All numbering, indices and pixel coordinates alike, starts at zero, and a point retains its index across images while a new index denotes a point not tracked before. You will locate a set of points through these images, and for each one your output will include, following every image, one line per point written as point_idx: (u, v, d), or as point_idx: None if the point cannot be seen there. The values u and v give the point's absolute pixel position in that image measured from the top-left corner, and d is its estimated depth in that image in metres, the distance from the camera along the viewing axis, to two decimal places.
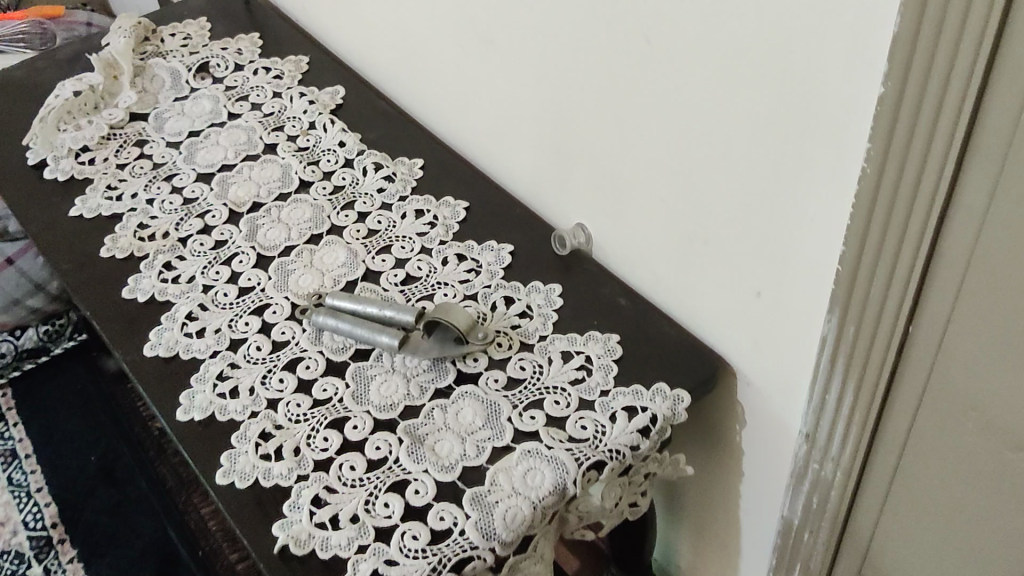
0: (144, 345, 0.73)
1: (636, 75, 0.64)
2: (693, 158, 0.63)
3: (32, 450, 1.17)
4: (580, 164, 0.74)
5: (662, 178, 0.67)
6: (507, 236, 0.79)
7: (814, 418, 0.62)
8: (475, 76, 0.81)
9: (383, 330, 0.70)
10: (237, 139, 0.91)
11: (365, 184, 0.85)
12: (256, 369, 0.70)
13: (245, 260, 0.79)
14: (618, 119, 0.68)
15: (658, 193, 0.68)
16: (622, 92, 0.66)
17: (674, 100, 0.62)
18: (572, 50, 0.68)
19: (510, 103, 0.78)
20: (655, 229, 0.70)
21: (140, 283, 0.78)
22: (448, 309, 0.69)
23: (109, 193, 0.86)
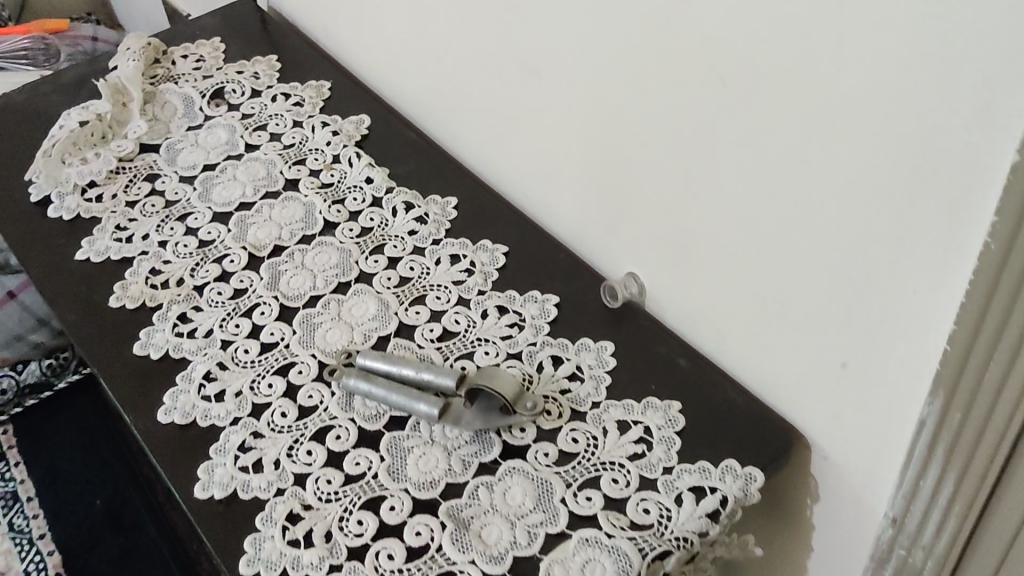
0: (158, 410, 0.67)
1: (708, 119, 0.58)
2: (774, 212, 0.57)
3: (35, 492, 1.10)
4: (635, 210, 0.68)
5: (733, 231, 0.60)
6: (552, 285, 0.73)
7: (905, 502, 0.56)
8: (517, 109, 0.75)
9: (422, 397, 0.63)
10: (256, 174, 0.85)
11: (395, 226, 0.78)
12: (281, 440, 0.64)
13: (267, 312, 0.72)
14: (684, 164, 0.62)
15: (727, 245, 0.62)
16: (691, 134, 0.60)
17: (754, 148, 0.56)
18: (634, 87, 0.62)
19: (557, 140, 0.72)
20: (720, 284, 0.64)
21: (154, 337, 0.71)
22: (494, 375, 0.63)
23: (119, 234, 0.80)
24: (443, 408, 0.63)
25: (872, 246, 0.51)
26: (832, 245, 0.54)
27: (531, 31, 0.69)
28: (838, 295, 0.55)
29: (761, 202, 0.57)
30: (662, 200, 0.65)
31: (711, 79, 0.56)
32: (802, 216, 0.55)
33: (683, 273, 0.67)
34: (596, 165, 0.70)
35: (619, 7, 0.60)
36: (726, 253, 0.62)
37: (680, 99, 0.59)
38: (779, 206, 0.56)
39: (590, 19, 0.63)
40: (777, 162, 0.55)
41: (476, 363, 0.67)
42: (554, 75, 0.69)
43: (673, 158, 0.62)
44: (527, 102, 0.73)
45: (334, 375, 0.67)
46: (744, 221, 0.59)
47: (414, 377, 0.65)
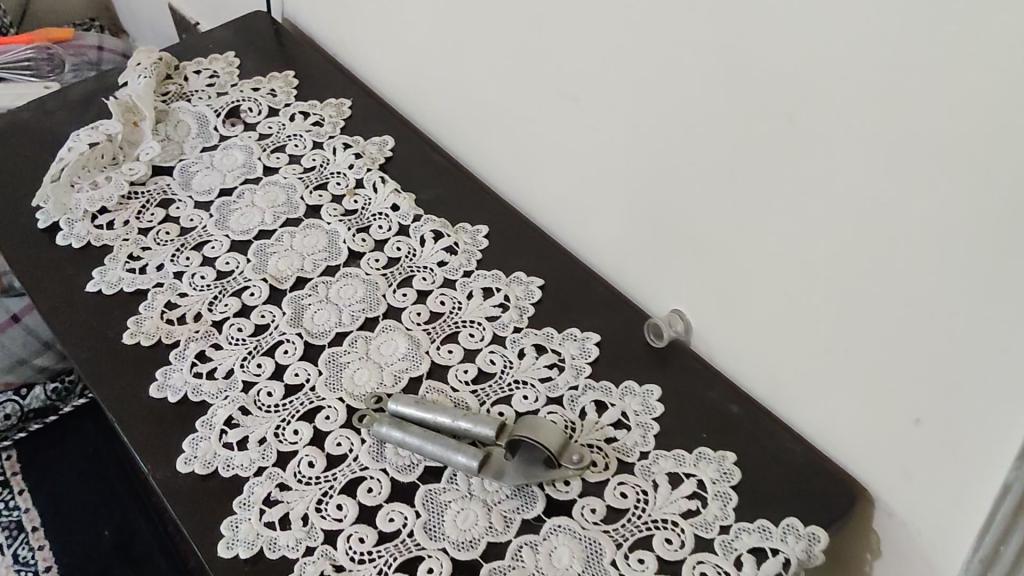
0: (177, 459, 0.63)
1: (764, 159, 0.54)
2: (838, 258, 0.53)
3: (40, 522, 1.05)
4: (676, 248, 0.64)
5: (790, 276, 0.56)
6: (591, 321, 0.69)
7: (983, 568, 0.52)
8: (548, 137, 0.70)
9: (460, 448, 0.59)
10: (275, 199, 0.81)
11: (424, 257, 0.74)
12: (309, 492, 0.60)
13: (291, 350, 0.68)
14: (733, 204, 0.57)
15: (781, 291, 0.57)
16: (744, 174, 0.55)
17: (818, 191, 0.52)
18: (678, 122, 0.58)
19: (592, 171, 0.68)
20: (772, 329, 0.60)
21: (170, 378, 0.67)
22: (537, 423, 0.59)
23: (132, 264, 0.76)
24: (483, 461, 0.58)
25: (955, 297, 0.48)
26: (908, 294, 0.50)
27: (564, 58, 0.65)
28: (913, 346, 0.51)
29: (823, 248, 0.53)
30: (707, 239, 0.61)
31: (769, 117, 0.52)
32: (872, 263, 0.51)
33: (731, 315, 0.62)
34: (634, 199, 0.65)
35: (664, 37, 0.56)
36: (781, 297, 0.58)
37: (732, 136, 0.55)
38: (845, 251, 0.52)
39: (632, 49, 0.58)
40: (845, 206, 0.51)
41: (514, 409, 0.63)
42: (589, 103, 0.64)
43: (721, 197, 0.58)
44: (559, 130, 0.69)
45: (364, 421, 0.63)
46: (803, 266, 0.55)
47: (451, 426, 0.61)
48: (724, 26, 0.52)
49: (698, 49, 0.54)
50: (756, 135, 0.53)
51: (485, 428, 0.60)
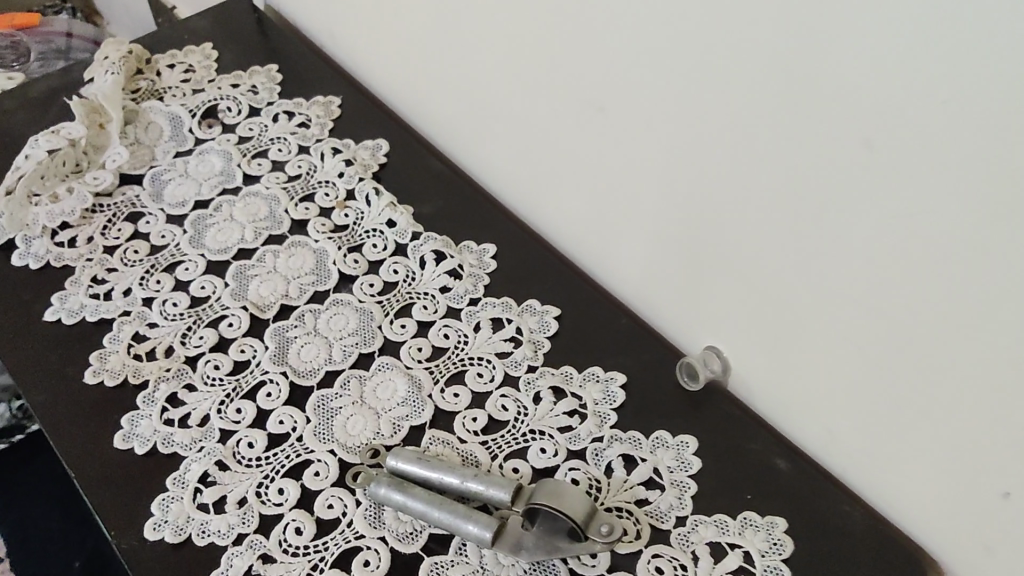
0: (144, 523, 0.55)
1: (829, 186, 0.46)
2: (915, 305, 0.45)
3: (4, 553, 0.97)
4: (713, 279, 0.56)
5: (851, 322, 0.49)
6: (613, 357, 0.61)
7: None
8: (564, 148, 0.62)
9: (471, 516, 0.51)
10: (256, 213, 0.73)
11: (424, 282, 0.66)
12: (296, 567, 0.52)
13: (275, 392, 0.60)
14: (785, 236, 0.50)
15: (840, 338, 0.50)
16: (801, 203, 0.48)
17: (894, 228, 0.44)
18: (722, 140, 0.50)
19: (615, 189, 0.60)
20: (826, 377, 0.52)
21: (137, 426, 0.59)
22: (559, 489, 0.51)
23: (95, 289, 0.68)
24: (497, 532, 0.51)
25: None
26: (1003, 354, 0.42)
27: (586, 60, 0.56)
28: (1006, 413, 0.43)
29: (897, 294, 0.45)
30: (752, 273, 0.53)
31: (838, 139, 0.44)
32: (959, 316, 0.43)
33: (776, 358, 0.55)
34: (664, 223, 0.57)
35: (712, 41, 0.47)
36: (839, 344, 0.50)
37: (789, 158, 0.47)
38: (922, 298, 0.44)
39: (671, 53, 0.50)
40: (928, 249, 0.43)
41: (531, 465, 0.55)
42: (615, 113, 0.56)
43: (773, 226, 0.50)
44: (578, 141, 0.61)
45: (359, 481, 0.56)
46: (870, 311, 0.47)
47: (460, 487, 0.53)
48: (788, 33, 0.44)
49: (752, 57, 0.46)
50: (818, 158, 0.45)
51: (499, 492, 0.52)
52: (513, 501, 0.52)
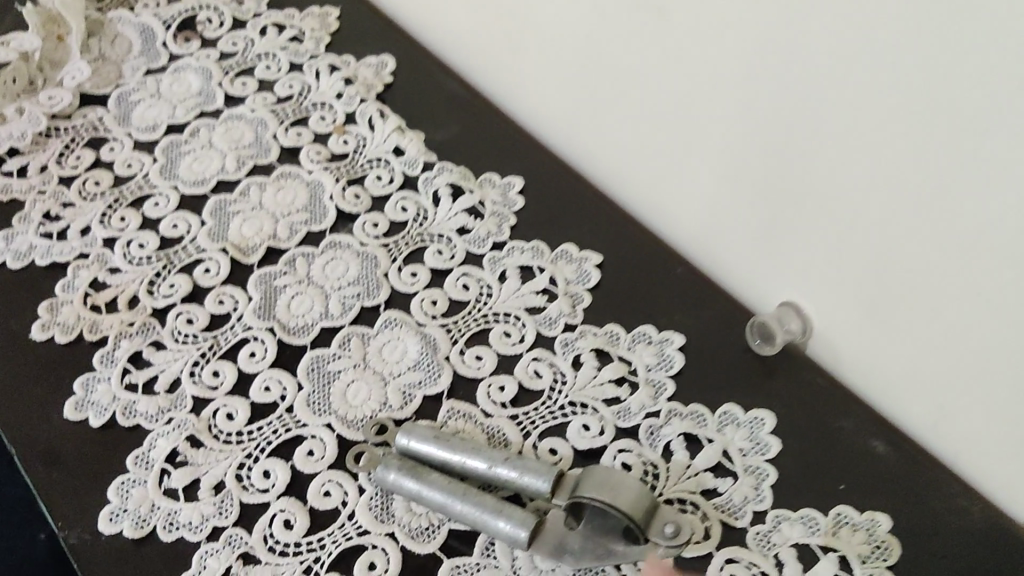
0: (98, 512, 0.45)
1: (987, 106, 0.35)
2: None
3: None
4: (803, 221, 0.45)
5: (994, 281, 0.38)
6: (666, 315, 0.51)
7: None
8: (613, 66, 0.51)
9: (502, 511, 0.41)
10: (240, 139, 0.62)
11: (438, 221, 0.56)
12: (285, 570, 0.43)
13: (259, 353, 0.50)
14: (912, 167, 0.39)
15: (972, 302, 0.40)
16: (938, 121, 0.37)
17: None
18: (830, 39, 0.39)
19: (675, 112, 0.49)
20: (949, 348, 0.42)
21: (93, 393, 0.49)
22: (610, 478, 0.40)
23: (47, 227, 0.57)
24: (535, 531, 0.41)
25: None
26: None
27: None
28: None
29: None
30: (858, 214, 0.42)
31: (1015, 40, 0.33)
32: None
33: (880, 321, 0.44)
34: (739, 153, 0.47)
35: None
36: (971, 308, 0.40)
37: (938, 64, 0.36)
38: None
39: None
40: None
41: (572, 446, 0.46)
42: (682, 12, 0.45)
43: (895, 154, 0.39)
44: (631, 54, 0.50)
45: (363, 465, 0.46)
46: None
47: (487, 474, 0.43)
48: None
49: None
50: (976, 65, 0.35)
51: (537, 480, 0.42)
52: (554, 492, 0.42)
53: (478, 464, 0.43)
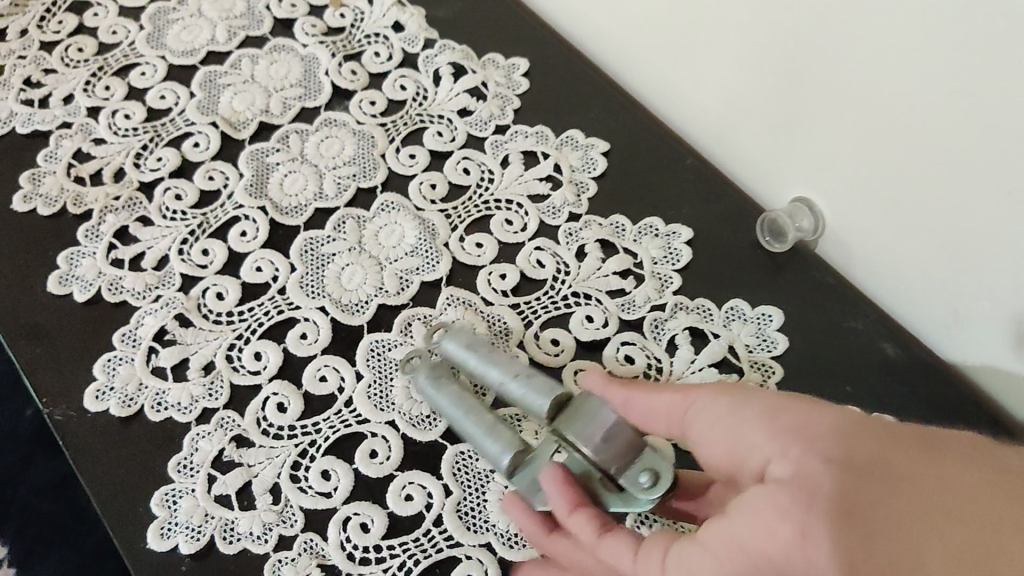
0: (85, 390, 0.43)
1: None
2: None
3: None
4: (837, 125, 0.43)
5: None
6: (673, 207, 0.50)
7: None
8: None
9: (491, 431, 0.37)
10: (231, 8, 0.59)
11: (438, 101, 0.54)
12: (281, 452, 0.42)
13: (251, 232, 0.48)
14: (951, 78, 0.37)
15: (1013, 231, 0.38)
16: (979, 24, 0.35)
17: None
18: None
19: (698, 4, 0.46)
20: (987, 276, 0.40)
21: (77, 267, 0.47)
22: (603, 426, 0.32)
23: (27, 94, 0.54)
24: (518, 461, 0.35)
25: None
26: None
27: None
28: None
29: None
30: (893, 120, 0.40)
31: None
32: None
33: (911, 239, 0.42)
34: (767, 48, 0.44)
35: None
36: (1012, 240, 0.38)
37: None
38: None
39: None
40: None
41: (574, 337, 0.45)
42: None
43: (937, 62, 0.37)
44: None
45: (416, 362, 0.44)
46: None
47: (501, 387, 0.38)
48: None
49: None
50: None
51: (536, 397, 0.36)
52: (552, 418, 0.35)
53: (493, 373, 0.39)
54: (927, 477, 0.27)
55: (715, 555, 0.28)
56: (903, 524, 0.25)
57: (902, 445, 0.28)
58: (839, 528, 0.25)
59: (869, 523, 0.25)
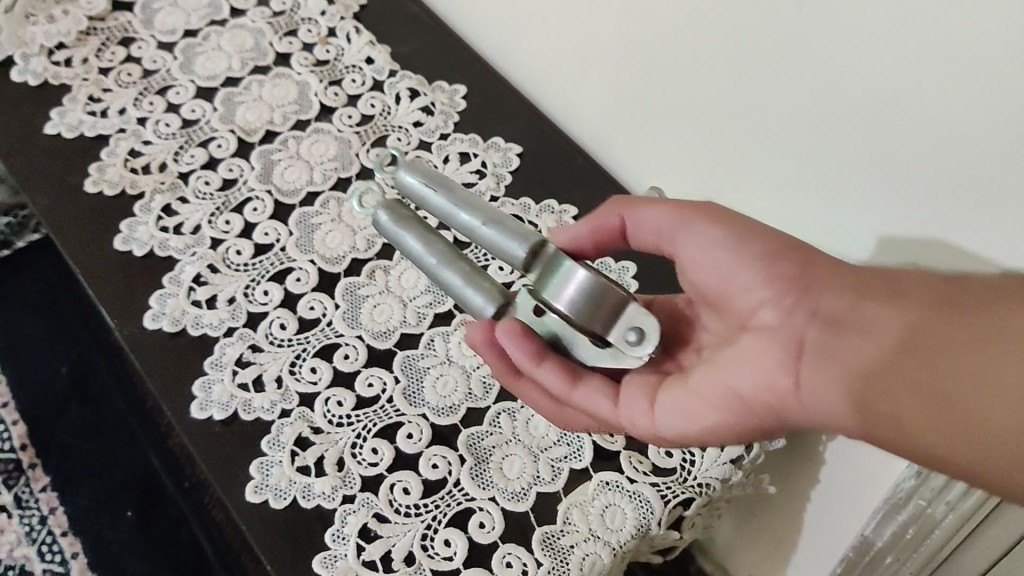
0: (144, 315, 0.62)
1: (796, 64, 0.50)
2: (848, 182, 0.51)
3: (10, 396, 1.04)
4: (672, 128, 0.62)
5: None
6: (567, 195, 0.69)
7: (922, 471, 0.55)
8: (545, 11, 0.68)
9: (472, 281, 0.50)
10: (243, 44, 0.77)
11: (398, 116, 0.73)
12: (282, 355, 0.60)
13: (260, 208, 0.67)
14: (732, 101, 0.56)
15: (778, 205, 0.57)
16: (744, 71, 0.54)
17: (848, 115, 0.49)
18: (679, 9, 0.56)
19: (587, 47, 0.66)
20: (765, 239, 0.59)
21: (136, 231, 0.66)
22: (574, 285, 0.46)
23: (91, 107, 0.73)
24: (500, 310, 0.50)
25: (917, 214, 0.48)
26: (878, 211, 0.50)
27: None
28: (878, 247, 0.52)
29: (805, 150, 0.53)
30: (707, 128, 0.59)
31: (808, 27, 0.48)
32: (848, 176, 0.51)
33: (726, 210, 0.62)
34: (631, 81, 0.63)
35: None
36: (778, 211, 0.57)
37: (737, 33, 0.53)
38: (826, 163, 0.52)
39: None
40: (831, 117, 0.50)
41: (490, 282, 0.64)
42: None
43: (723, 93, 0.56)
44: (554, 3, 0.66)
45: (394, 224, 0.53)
46: (816, 178, 0.53)
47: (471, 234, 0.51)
48: None
49: None
50: (786, 28, 0.49)
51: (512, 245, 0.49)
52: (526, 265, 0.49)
53: (463, 218, 0.51)
54: (918, 319, 0.39)
55: (717, 392, 0.47)
56: (872, 354, 0.39)
57: (912, 292, 0.40)
58: (835, 361, 0.41)
59: (849, 357, 0.41)
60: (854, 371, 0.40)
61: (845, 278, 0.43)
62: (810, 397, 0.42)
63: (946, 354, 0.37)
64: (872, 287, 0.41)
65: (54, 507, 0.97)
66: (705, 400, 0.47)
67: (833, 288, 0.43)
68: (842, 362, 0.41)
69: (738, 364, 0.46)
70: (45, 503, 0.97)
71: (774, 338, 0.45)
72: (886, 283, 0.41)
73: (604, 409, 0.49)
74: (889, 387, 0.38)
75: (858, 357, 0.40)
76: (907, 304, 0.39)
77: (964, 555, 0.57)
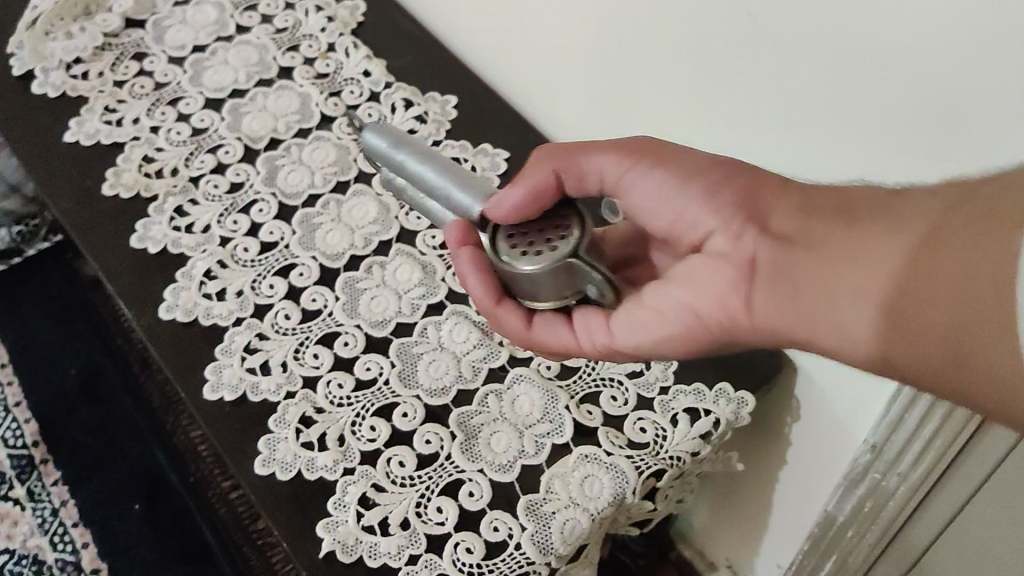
0: (160, 307, 0.67)
1: (747, 77, 0.55)
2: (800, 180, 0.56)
3: (23, 396, 1.09)
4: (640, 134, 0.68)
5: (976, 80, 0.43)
6: None
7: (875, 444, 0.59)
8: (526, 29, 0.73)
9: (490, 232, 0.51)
10: (249, 59, 0.83)
11: (395, 123, 0.78)
12: (286, 343, 0.65)
13: (266, 209, 0.72)
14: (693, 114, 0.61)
15: None
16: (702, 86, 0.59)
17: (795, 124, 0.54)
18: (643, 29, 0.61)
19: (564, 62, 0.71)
20: None
21: (151, 231, 0.71)
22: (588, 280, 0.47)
23: (107, 117, 0.78)
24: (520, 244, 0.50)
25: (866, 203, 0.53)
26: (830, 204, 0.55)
27: None
28: None
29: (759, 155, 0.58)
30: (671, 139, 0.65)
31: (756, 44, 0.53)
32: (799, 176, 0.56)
33: None
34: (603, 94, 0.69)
35: None
36: None
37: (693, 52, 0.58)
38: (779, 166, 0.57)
39: None
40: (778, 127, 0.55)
41: None
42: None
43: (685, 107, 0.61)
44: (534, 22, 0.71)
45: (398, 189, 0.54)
46: None
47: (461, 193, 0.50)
48: None
49: None
50: (734, 43, 0.54)
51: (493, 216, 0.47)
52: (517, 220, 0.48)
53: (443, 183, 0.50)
54: (883, 244, 0.40)
55: (669, 312, 0.50)
56: (842, 280, 0.41)
57: (877, 215, 0.41)
58: (811, 292, 0.43)
59: (822, 285, 0.42)
60: (830, 299, 0.42)
61: (816, 212, 0.44)
62: (823, 327, 0.42)
63: (908, 275, 0.38)
64: (841, 217, 0.43)
65: (66, 499, 1.02)
66: (659, 318, 0.50)
67: (805, 219, 0.45)
68: (820, 292, 0.43)
69: (682, 281, 0.50)
70: (57, 496, 1.02)
71: (726, 263, 0.47)
72: (854, 210, 0.43)
73: (565, 338, 0.52)
74: (867, 314, 0.40)
75: (832, 285, 0.42)
76: (879, 229, 0.41)
77: (918, 521, 0.62)
